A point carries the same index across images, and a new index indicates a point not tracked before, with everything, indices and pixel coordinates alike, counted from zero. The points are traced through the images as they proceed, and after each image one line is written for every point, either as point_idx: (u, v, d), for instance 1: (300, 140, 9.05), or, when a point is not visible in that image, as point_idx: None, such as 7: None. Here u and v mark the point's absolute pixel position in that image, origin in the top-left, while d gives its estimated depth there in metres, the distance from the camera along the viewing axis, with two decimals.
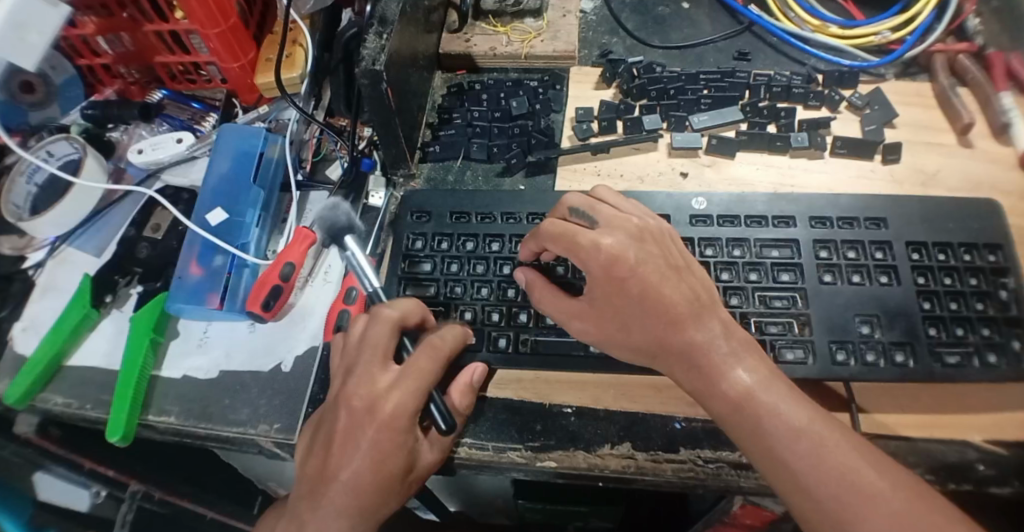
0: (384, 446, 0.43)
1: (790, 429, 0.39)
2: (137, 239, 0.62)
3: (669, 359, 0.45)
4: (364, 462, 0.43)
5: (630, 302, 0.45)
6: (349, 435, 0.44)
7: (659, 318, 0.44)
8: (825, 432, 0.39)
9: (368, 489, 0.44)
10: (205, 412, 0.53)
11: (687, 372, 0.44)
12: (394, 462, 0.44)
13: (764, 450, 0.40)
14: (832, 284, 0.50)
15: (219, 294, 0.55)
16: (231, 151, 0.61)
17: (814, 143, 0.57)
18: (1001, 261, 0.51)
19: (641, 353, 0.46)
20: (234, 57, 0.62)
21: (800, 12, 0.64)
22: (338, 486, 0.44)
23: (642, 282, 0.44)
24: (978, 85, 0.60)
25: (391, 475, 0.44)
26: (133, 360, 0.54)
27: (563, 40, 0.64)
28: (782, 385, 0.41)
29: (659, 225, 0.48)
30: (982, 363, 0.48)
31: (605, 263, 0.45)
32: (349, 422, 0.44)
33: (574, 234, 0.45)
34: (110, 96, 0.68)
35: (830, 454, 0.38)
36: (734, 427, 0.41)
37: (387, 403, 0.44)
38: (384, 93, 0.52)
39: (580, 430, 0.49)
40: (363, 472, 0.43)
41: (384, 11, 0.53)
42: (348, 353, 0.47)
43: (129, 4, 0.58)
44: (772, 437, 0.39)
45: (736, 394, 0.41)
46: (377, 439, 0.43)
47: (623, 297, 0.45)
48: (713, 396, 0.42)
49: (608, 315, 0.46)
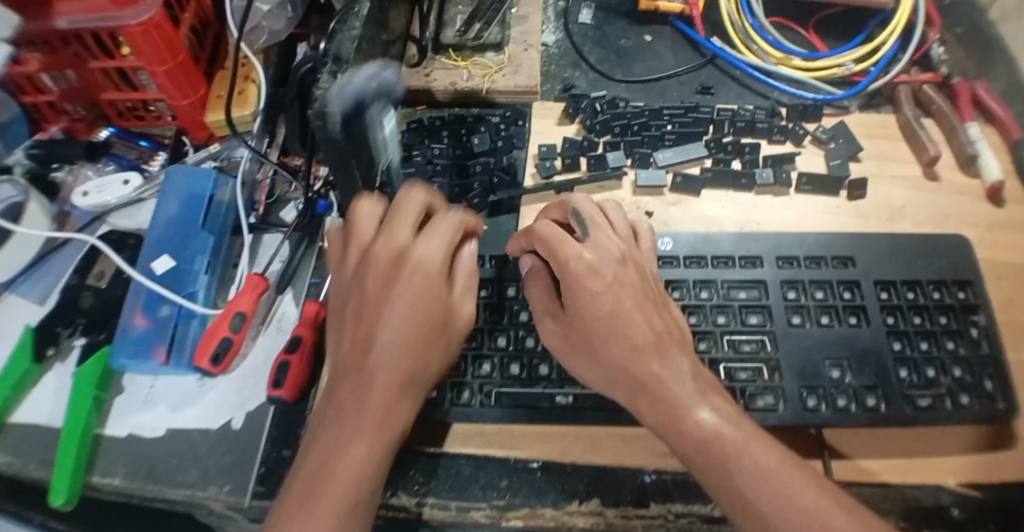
0: (415, 345, 0.40)
1: (760, 469, 0.37)
2: (79, 288, 0.59)
3: (637, 393, 0.42)
4: (397, 347, 0.40)
5: (595, 325, 0.44)
6: (379, 354, 0.40)
7: (628, 352, 0.43)
8: (794, 475, 0.37)
9: (396, 379, 0.40)
10: (152, 473, 0.50)
11: (652, 412, 0.42)
12: (424, 370, 0.41)
13: (734, 497, 0.37)
14: (800, 326, 0.49)
15: (166, 347, 0.53)
16: (180, 193, 0.58)
17: (779, 179, 0.56)
18: (970, 298, 0.50)
19: (611, 377, 0.44)
20: (183, 93, 0.60)
21: (763, 46, 0.64)
22: (366, 413, 0.38)
23: (614, 309, 0.43)
24: (943, 116, 0.60)
25: (415, 388, 0.41)
26: (75, 420, 0.51)
27: (525, 74, 0.62)
28: (750, 425, 0.40)
29: (643, 258, 0.49)
30: (954, 404, 0.47)
31: (575, 286, 0.44)
32: (380, 335, 0.40)
33: (559, 249, 0.45)
34: (55, 135, 0.65)
35: (799, 497, 0.36)
36: (702, 475, 0.39)
37: (417, 304, 0.41)
38: (339, 134, 0.48)
39: (547, 486, 0.47)
40: (394, 386, 0.40)
41: (339, 49, 0.51)
42: (360, 240, 0.44)
43: (72, 40, 0.55)
44: (739, 477, 0.37)
45: (701, 438, 0.39)
46: (409, 350, 0.40)
47: (588, 318, 0.44)
48: (674, 439, 0.40)
49: (576, 333, 0.45)
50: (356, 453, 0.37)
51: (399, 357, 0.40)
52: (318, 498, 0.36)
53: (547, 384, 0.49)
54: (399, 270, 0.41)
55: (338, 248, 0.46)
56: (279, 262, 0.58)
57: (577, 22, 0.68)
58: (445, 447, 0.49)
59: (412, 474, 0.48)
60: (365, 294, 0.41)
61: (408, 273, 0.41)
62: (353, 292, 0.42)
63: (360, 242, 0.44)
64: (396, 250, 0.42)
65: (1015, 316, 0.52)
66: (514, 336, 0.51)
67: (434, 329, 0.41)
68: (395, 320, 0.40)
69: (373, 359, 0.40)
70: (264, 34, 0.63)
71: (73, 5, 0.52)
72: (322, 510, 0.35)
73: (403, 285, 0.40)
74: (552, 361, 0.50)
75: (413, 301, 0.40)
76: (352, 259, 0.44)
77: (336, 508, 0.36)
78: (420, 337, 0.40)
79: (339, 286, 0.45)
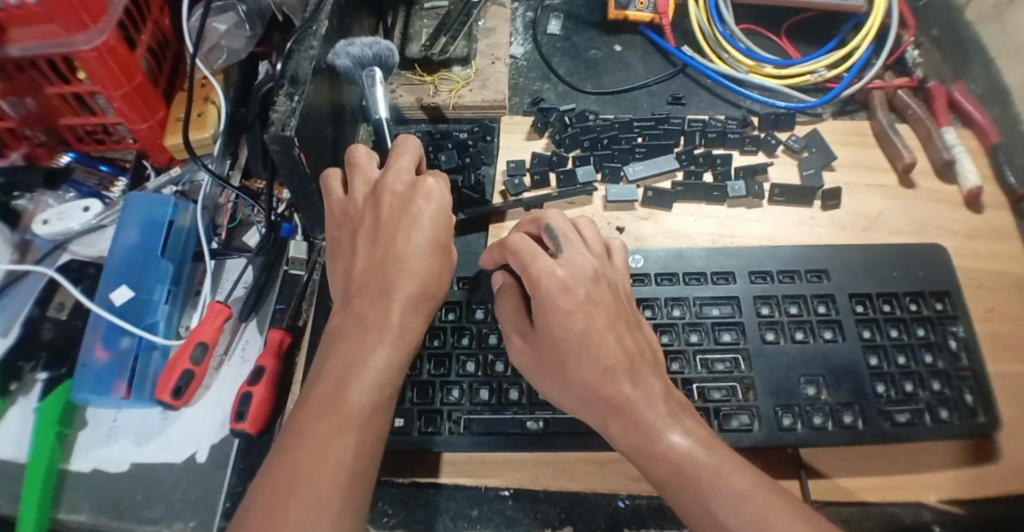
0: (428, 269, 0.40)
1: (734, 493, 0.34)
2: (41, 319, 0.57)
3: (610, 417, 0.40)
4: (411, 271, 0.39)
5: (565, 349, 0.41)
6: (396, 275, 0.39)
7: (602, 375, 0.40)
8: (770, 498, 0.34)
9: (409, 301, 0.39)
10: (116, 508, 0.49)
11: (625, 434, 0.39)
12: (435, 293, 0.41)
13: (708, 524, 0.34)
14: (774, 343, 0.48)
15: (127, 381, 0.51)
16: (138, 220, 0.56)
17: (751, 191, 0.56)
18: (948, 309, 0.49)
19: (581, 395, 0.42)
20: (142, 117, 0.59)
21: (733, 53, 0.63)
22: (380, 332, 0.37)
23: (584, 336, 0.40)
24: (919, 122, 0.59)
25: (426, 310, 0.40)
26: (38, 455, 0.49)
27: (492, 88, 0.61)
28: (723, 448, 0.37)
29: (614, 278, 0.46)
30: (934, 419, 0.46)
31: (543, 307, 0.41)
32: (398, 254, 0.39)
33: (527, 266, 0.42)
34: (16, 160, 0.63)
35: (774, 520, 0.33)
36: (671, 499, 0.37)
37: (433, 226, 0.41)
38: (297, 158, 0.47)
39: (519, 514, 0.46)
40: (410, 306, 0.39)
41: (296, 70, 0.49)
42: (366, 176, 0.43)
43: (27, 67, 0.53)
44: (713, 502, 0.34)
45: (671, 465, 0.37)
46: (423, 273, 0.40)
47: (558, 338, 0.41)
48: (647, 462, 0.38)
49: (547, 354, 0.43)
50: (371, 373, 0.36)
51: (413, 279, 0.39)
52: (337, 414, 0.34)
53: (517, 410, 0.48)
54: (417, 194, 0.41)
55: (339, 191, 0.45)
56: (243, 287, 0.58)
57: (546, 33, 0.66)
58: (413, 476, 0.47)
59: (381, 505, 0.47)
60: (378, 218, 0.41)
61: (421, 196, 0.41)
62: (362, 220, 0.41)
63: (364, 177, 0.44)
64: (407, 179, 0.42)
65: (996, 327, 0.51)
66: (483, 360, 0.49)
67: (443, 253, 0.41)
68: (412, 244, 0.40)
69: (388, 282, 0.39)
70: (224, 54, 0.61)
71: (23, 31, 0.50)
72: (340, 428, 0.34)
73: (420, 211, 0.41)
74: (523, 386, 0.48)
75: (430, 224, 0.40)
76: (356, 194, 0.43)
77: (355, 425, 0.34)
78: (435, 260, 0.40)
79: (343, 219, 0.44)
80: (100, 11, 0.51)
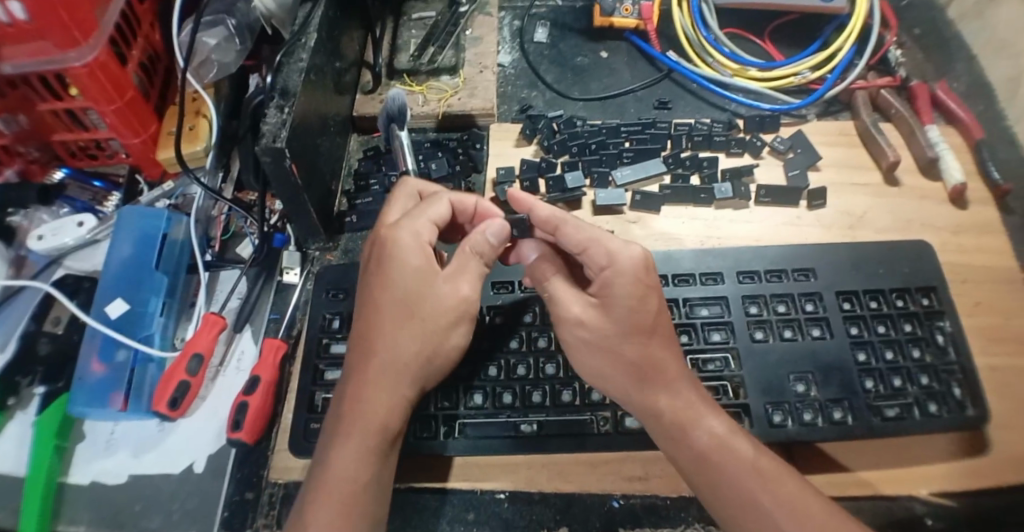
0: (401, 329, 0.41)
1: (774, 496, 0.37)
2: (38, 334, 0.57)
3: (656, 386, 0.41)
4: (382, 340, 0.41)
5: (630, 297, 0.41)
6: (371, 347, 0.41)
7: (660, 341, 0.41)
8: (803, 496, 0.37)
9: (385, 367, 0.40)
10: (115, 520, 0.49)
11: (672, 401, 0.40)
12: (416, 348, 0.41)
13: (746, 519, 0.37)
14: (763, 341, 0.49)
15: (123, 393, 0.52)
16: (132, 234, 0.57)
17: (738, 193, 0.57)
18: (934, 304, 0.50)
19: (629, 372, 0.41)
20: (135, 132, 0.59)
21: (718, 57, 0.64)
22: (358, 405, 0.40)
23: (643, 284, 0.41)
24: (902, 120, 0.60)
25: (418, 364, 0.41)
26: (36, 469, 0.49)
27: (481, 97, 0.62)
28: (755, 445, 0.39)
29: None
30: (923, 413, 0.46)
31: (608, 254, 0.42)
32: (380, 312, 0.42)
33: (561, 224, 0.44)
34: (9, 177, 0.63)
35: (809, 518, 0.36)
36: (697, 480, 0.39)
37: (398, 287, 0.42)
38: (289, 170, 0.48)
39: (515, 517, 0.46)
40: (390, 366, 0.40)
41: (285, 82, 0.50)
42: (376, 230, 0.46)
43: (21, 85, 0.54)
44: (751, 502, 0.37)
45: (711, 448, 0.39)
46: (393, 337, 0.41)
47: (624, 286, 0.41)
48: (679, 443, 0.40)
49: (615, 313, 0.41)
50: (347, 450, 0.38)
51: (383, 346, 0.41)
52: (317, 497, 0.37)
53: (511, 413, 0.48)
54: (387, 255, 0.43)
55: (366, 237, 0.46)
56: (237, 298, 0.58)
57: (533, 41, 0.67)
58: (407, 482, 0.47)
59: None
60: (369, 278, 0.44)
61: (387, 257, 0.42)
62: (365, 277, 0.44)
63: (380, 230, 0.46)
64: (380, 234, 0.44)
65: (982, 321, 0.52)
66: (475, 366, 0.49)
67: (421, 306, 0.42)
68: (378, 312, 0.42)
69: (365, 352, 0.41)
70: (214, 68, 0.62)
71: (17, 49, 0.49)
72: (323, 494, 0.37)
73: (387, 272, 0.42)
74: (518, 390, 0.49)
75: (396, 281, 0.42)
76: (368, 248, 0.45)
77: (336, 503, 0.37)
78: (407, 319, 0.41)
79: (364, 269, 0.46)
80: (91, 26, 0.50)
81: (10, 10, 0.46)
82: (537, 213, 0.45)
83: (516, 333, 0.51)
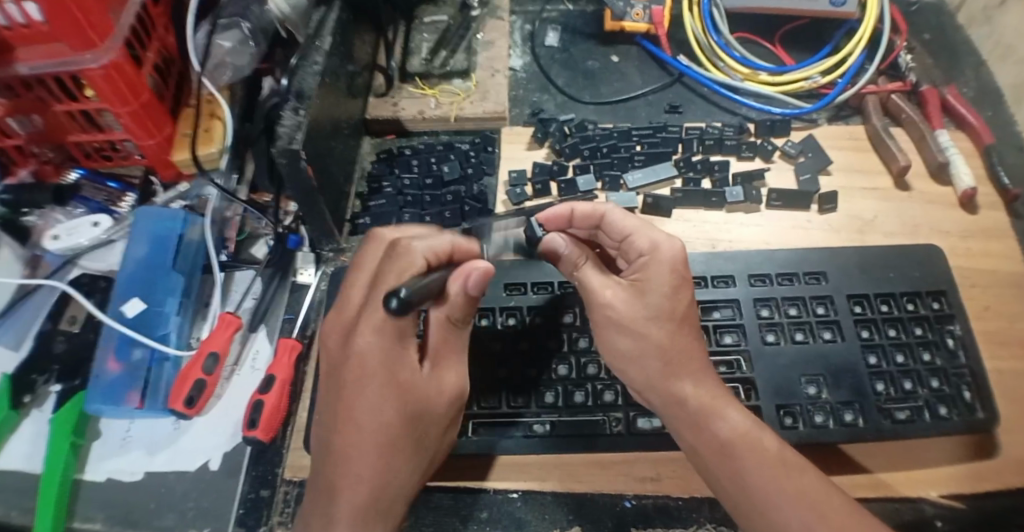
0: (401, 441, 0.37)
1: (798, 493, 0.36)
2: (53, 334, 0.58)
3: (680, 371, 0.41)
4: (376, 472, 0.36)
5: (665, 282, 0.42)
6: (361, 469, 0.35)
7: (688, 330, 0.42)
8: (828, 494, 0.36)
9: (377, 503, 0.36)
10: (130, 518, 0.49)
11: (696, 387, 0.41)
12: (410, 472, 0.37)
13: (766, 516, 0.36)
14: (774, 344, 0.49)
15: (139, 392, 0.52)
16: (149, 236, 0.58)
17: (749, 196, 0.57)
18: (944, 308, 0.50)
19: (653, 353, 0.41)
20: (149, 133, 0.60)
21: (728, 62, 0.64)
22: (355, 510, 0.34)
23: (677, 274, 0.43)
24: (912, 125, 0.60)
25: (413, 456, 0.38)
26: (53, 466, 0.49)
27: (492, 100, 0.62)
28: (772, 438, 0.39)
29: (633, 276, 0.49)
30: (934, 416, 0.47)
31: (651, 243, 0.43)
32: (373, 416, 0.36)
33: (607, 212, 0.46)
34: (25, 178, 0.64)
35: (832, 511, 0.35)
36: (717, 468, 0.39)
37: (391, 414, 0.36)
38: (304, 171, 0.49)
39: (528, 516, 0.47)
40: (391, 466, 0.36)
41: (301, 84, 0.50)
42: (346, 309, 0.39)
43: (35, 85, 0.54)
44: (773, 499, 0.36)
45: (725, 448, 0.39)
46: (387, 464, 0.36)
47: (661, 272, 0.43)
48: (699, 430, 0.40)
49: (650, 297, 0.42)
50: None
51: (376, 473, 0.36)
52: None
53: (524, 414, 0.48)
54: (379, 372, 0.36)
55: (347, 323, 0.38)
56: (252, 298, 0.59)
57: (544, 45, 0.68)
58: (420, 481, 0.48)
59: None
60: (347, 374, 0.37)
61: (370, 350, 0.36)
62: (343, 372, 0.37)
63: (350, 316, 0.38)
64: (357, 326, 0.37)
65: (992, 325, 0.52)
66: (489, 366, 0.50)
67: (419, 427, 0.38)
68: (366, 440, 0.36)
69: (350, 462, 0.36)
70: (228, 70, 0.62)
71: (32, 51, 0.51)
72: None
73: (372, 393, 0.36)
74: (532, 391, 0.49)
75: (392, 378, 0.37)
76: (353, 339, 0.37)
77: None
78: (412, 423, 0.37)
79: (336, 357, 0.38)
80: (107, 30, 0.51)
81: (26, 10, 0.47)
82: (578, 211, 0.47)
83: (528, 335, 0.51)
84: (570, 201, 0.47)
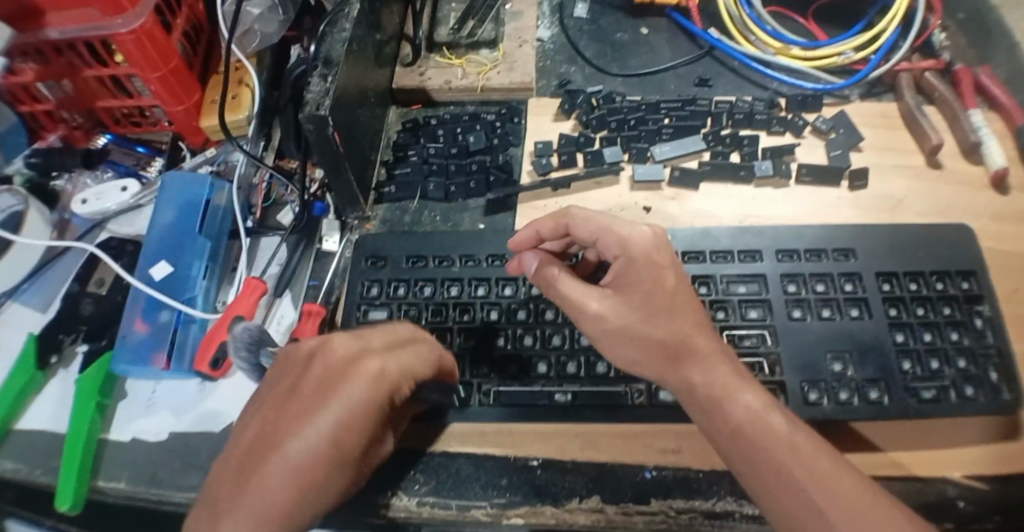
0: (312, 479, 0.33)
1: (818, 474, 0.36)
2: (81, 295, 0.59)
3: (687, 359, 0.41)
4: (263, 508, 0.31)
5: (643, 280, 0.43)
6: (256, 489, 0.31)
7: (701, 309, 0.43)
8: (849, 475, 0.36)
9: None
10: (154, 477, 0.50)
11: (721, 365, 0.41)
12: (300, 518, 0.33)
13: (791, 496, 0.36)
14: (800, 320, 0.49)
15: (165, 353, 0.53)
16: (176, 200, 0.59)
17: (779, 171, 0.56)
18: (974, 288, 0.49)
19: (676, 341, 0.41)
20: (178, 100, 0.60)
21: (760, 36, 0.63)
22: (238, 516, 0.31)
23: (654, 265, 0.43)
24: (945, 102, 0.59)
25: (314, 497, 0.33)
26: (79, 426, 0.50)
27: (519, 71, 0.62)
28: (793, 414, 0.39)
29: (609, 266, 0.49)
30: (960, 396, 0.46)
31: (624, 240, 0.44)
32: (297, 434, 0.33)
33: (570, 220, 0.47)
34: (53, 143, 0.65)
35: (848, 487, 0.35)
36: (737, 454, 0.38)
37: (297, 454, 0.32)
38: (331, 138, 0.49)
39: (548, 483, 0.47)
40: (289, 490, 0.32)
41: (329, 51, 0.50)
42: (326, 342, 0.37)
43: (66, 50, 0.55)
44: (797, 481, 0.36)
45: (747, 418, 0.38)
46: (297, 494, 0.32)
47: (641, 269, 0.43)
48: (711, 415, 0.40)
49: (633, 297, 0.43)
50: None
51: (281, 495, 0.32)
52: None
53: (545, 382, 0.49)
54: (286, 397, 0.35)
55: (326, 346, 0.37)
56: (277, 264, 0.59)
57: (572, 17, 0.67)
58: (442, 446, 0.49)
59: (412, 473, 0.48)
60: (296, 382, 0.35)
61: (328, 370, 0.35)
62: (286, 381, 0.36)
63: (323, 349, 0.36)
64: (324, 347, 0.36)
65: None
66: (512, 334, 0.50)
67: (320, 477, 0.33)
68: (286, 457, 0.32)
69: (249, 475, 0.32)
70: (257, 37, 0.64)
71: (63, 15, 0.52)
72: None
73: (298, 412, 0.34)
74: (552, 359, 0.49)
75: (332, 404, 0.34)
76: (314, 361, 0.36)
77: None
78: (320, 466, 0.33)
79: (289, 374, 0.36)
80: None
81: None
82: (543, 229, 0.49)
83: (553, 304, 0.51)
84: (533, 222, 0.49)
